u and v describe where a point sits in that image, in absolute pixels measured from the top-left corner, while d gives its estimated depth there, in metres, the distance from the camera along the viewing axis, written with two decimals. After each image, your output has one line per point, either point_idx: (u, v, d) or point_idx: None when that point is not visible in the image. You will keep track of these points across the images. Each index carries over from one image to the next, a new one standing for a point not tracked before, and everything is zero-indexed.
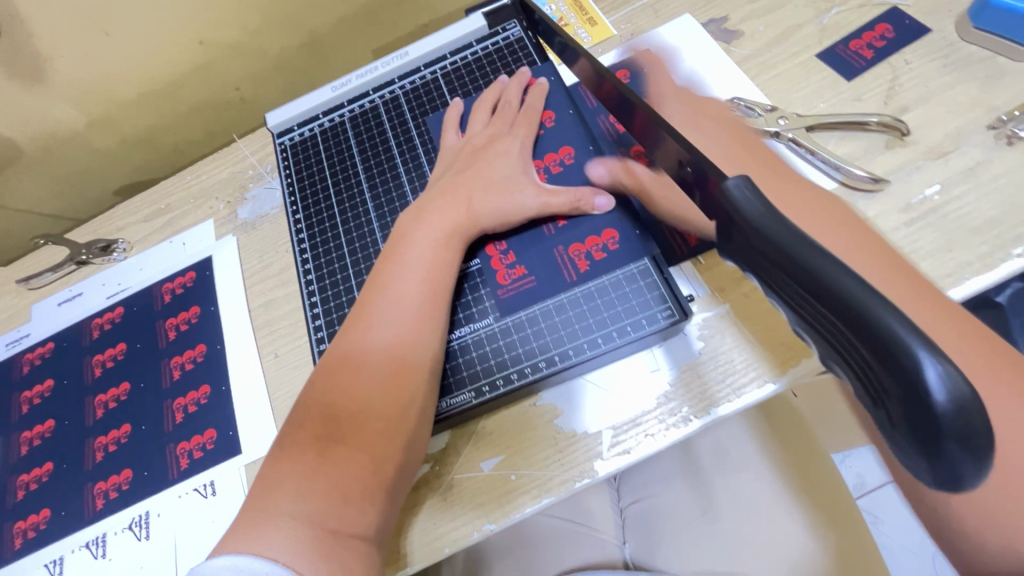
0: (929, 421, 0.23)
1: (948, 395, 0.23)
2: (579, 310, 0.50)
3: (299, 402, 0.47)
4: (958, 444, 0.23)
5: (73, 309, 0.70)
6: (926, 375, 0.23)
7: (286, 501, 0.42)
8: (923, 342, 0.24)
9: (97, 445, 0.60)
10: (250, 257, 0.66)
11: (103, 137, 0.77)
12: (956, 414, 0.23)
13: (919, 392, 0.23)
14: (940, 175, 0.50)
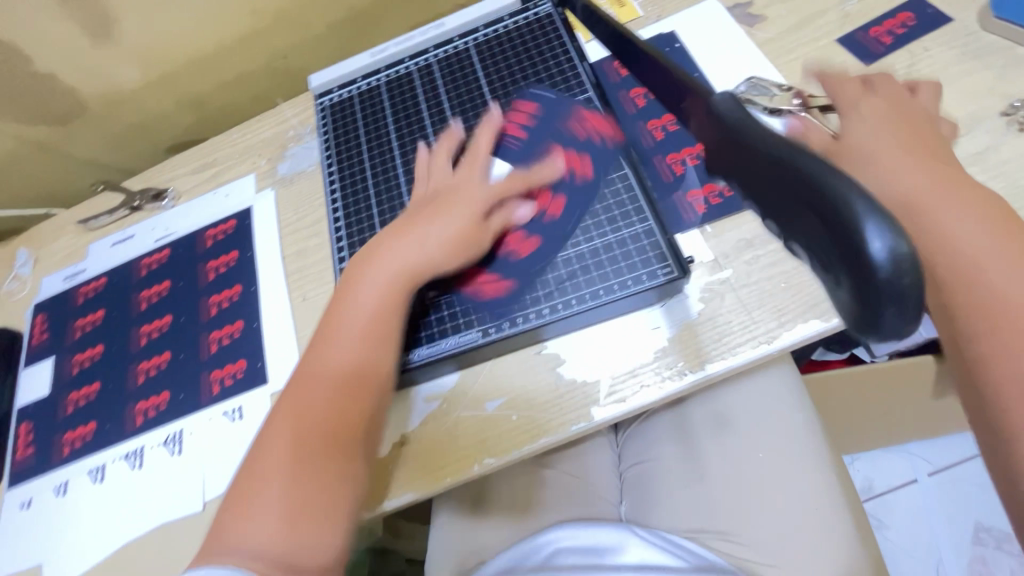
0: (870, 286, 0.24)
1: (888, 258, 0.23)
2: (560, 264, 0.53)
3: (287, 417, 0.48)
4: (897, 304, 0.24)
5: (125, 250, 0.76)
6: (870, 243, 0.23)
7: (263, 509, 0.44)
8: (874, 211, 0.24)
9: (139, 369, 0.66)
10: (287, 209, 0.71)
11: (159, 96, 0.84)
12: (892, 271, 0.23)
13: (863, 260, 0.24)
14: (949, 156, 0.52)
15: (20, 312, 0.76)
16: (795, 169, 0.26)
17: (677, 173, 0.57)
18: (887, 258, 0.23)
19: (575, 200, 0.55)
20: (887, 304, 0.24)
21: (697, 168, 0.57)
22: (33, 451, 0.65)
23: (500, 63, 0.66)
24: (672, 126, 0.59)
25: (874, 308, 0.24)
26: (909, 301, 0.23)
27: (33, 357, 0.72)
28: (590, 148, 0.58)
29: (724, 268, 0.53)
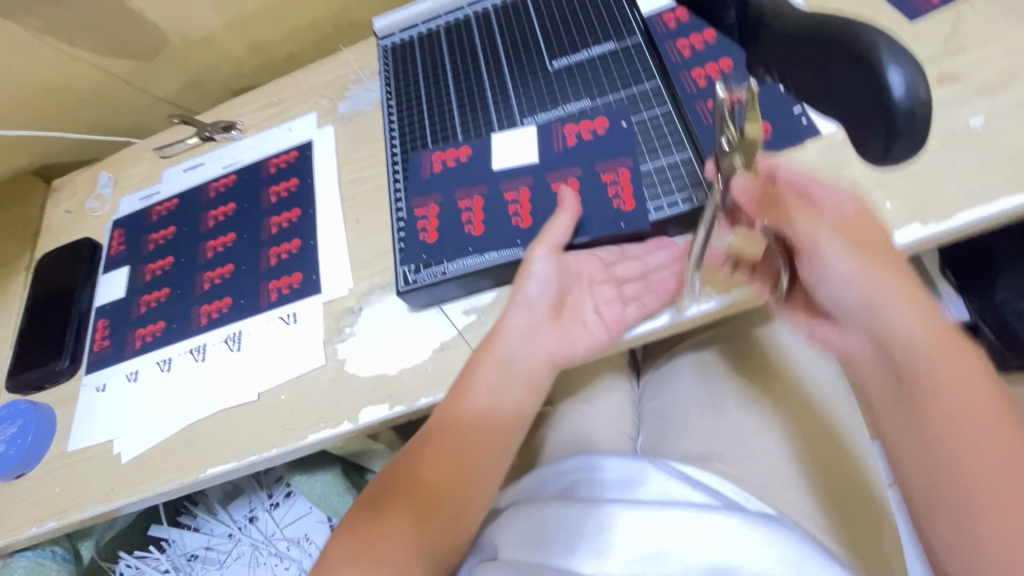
0: (886, 114, 0.30)
1: (902, 94, 0.29)
2: (593, 203, 0.56)
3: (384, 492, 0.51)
4: (907, 129, 0.30)
5: (195, 174, 0.83)
6: (891, 78, 0.29)
7: (465, 495, 0.52)
8: (892, 54, 0.29)
9: (205, 277, 0.73)
10: (344, 143, 0.76)
11: (232, 40, 0.90)
12: (904, 107, 0.29)
13: (885, 94, 0.29)
14: (986, 108, 0.53)
15: (101, 227, 0.84)
16: (820, 26, 0.31)
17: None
18: (905, 92, 0.29)
19: (604, 144, 0.58)
20: (904, 127, 0.30)
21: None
22: (110, 343, 0.73)
23: (553, 11, 0.69)
24: (718, 74, 0.61)
25: (892, 133, 0.30)
26: (919, 124, 0.30)
27: (110, 265, 0.79)
28: (634, 86, 0.61)
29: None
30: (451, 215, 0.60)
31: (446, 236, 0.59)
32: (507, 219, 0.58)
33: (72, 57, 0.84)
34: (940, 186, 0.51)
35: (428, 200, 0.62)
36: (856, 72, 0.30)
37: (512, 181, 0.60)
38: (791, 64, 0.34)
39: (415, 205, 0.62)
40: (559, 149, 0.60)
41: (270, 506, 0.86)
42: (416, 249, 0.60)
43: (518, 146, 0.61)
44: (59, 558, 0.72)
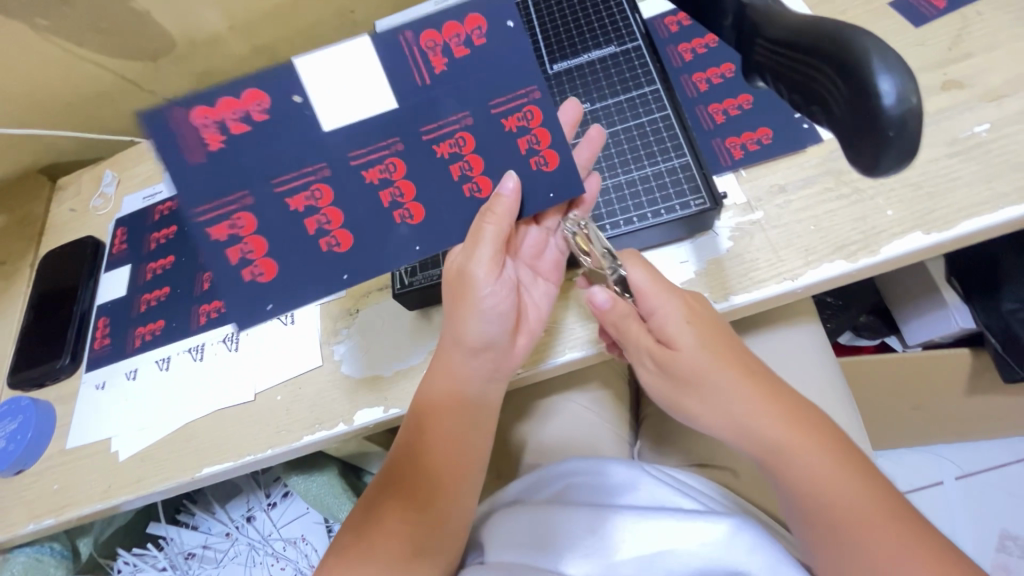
0: (875, 122, 0.30)
1: (893, 103, 0.29)
2: (501, 166, 0.48)
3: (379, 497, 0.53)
4: (896, 139, 0.30)
5: None
6: (881, 86, 0.29)
7: (443, 490, 0.53)
8: (883, 64, 0.29)
9: (204, 277, 0.73)
10: None
11: (236, 41, 0.91)
12: (896, 116, 0.29)
13: (876, 101, 0.29)
14: (992, 116, 0.52)
15: (104, 226, 0.85)
16: (813, 35, 0.31)
17: (718, 122, 0.59)
18: (894, 100, 0.29)
19: (498, 69, 0.45)
20: (892, 137, 0.29)
21: (735, 118, 0.59)
22: (109, 342, 0.73)
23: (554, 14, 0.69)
24: (717, 79, 0.61)
25: (879, 143, 0.30)
26: (908, 135, 0.29)
27: (112, 264, 0.80)
28: (634, 89, 0.60)
29: (754, 209, 0.55)
30: (286, 219, 0.46)
31: (289, 265, 0.48)
32: (386, 220, 0.48)
33: (77, 57, 0.85)
34: (943, 195, 0.51)
35: (238, 197, 0.45)
36: (847, 77, 0.30)
37: (365, 149, 0.45)
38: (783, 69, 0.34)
39: (207, 217, 0.45)
40: (424, 85, 0.44)
41: (268, 505, 0.87)
42: (272, 285, 0.48)
43: (336, 95, 0.43)
44: (58, 554, 0.72)
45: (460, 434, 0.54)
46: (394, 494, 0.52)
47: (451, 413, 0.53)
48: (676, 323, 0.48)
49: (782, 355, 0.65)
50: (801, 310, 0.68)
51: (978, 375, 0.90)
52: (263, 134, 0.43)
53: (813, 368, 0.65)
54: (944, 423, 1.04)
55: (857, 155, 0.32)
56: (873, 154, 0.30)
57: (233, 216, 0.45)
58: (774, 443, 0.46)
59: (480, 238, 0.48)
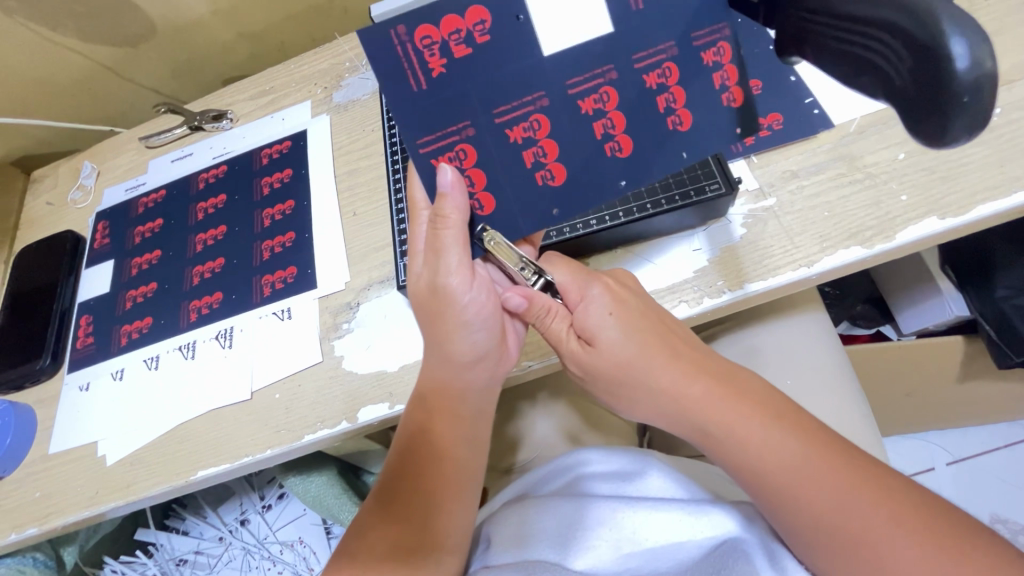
0: (943, 85, 0.28)
1: (969, 64, 0.27)
2: (705, 100, 0.45)
3: (369, 507, 0.53)
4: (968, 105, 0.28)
5: (184, 165, 0.80)
6: (954, 49, 0.28)
7: (445, 504, 0.52)
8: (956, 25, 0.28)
9: (194, 272, 0.70)
10: (340, 133, 0.74)
11: (220, 26, 0.87)
12: (972, 81, 0.28)
13: (943, 62, 0.28)
14: (1002, 100, 0.52)
15: (83, 219, 0.81)
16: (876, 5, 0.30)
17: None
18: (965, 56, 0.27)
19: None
20: (966, 102, 0.28)
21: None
22: (94, 341, 0.69)
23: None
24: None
25: (950, 110, 0.29)
26: (983, 101, 0.28)
27: (94, 259, 0.76)
28: None
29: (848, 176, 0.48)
30: (504, 152, 0.46)
31: (506, 202, 0.48)
32: (597, 159, 0.47)
33: (54, 43, 0.81)
34: (957, 180, 0.50)
35: (459, 128, 0.45)
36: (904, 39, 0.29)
37: (582, 77, 0.44)
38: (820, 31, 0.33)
39: (431, 151, 0.45)
40: (637, 10, 0.42)
41: (263, 507, 0.84)
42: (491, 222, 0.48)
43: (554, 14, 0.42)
44: (41, 565, 0.69)
45: (452, 444, 0.53)
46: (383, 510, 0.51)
47: (448, 417, 0.52)
48: (598, 316, 0.48)
49: (790, 343, 0.65)
50: (807, 298, 0.67)
51: (972, 361, 0.91)
52: (484, 63, 0.43)
53: (821, 355, 0.64)
54: (938, 409, 1.05)
55: (924, 125, 0.30)
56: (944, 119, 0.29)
57: (456, 147, 0.46)
58: (705, 425, 0.46)
59: (444, 243, 0.48)
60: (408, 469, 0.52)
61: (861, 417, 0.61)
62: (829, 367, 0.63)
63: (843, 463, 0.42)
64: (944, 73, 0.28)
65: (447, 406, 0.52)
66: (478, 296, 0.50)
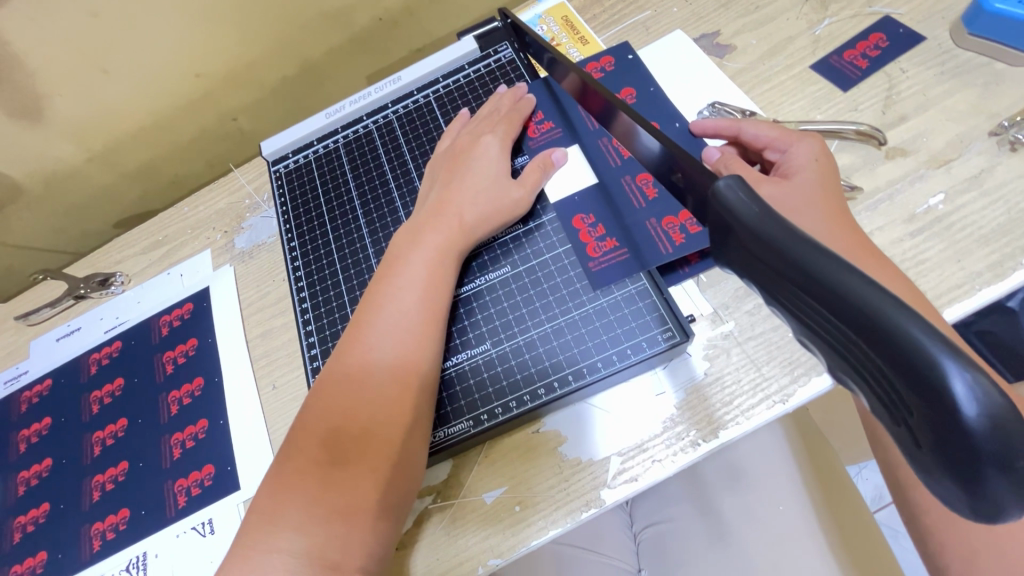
0: (949, 431, 0.19)
1: (981, 411, 0.19)
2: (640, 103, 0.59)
3: (315, 449, 0.42)
4: (1000, 475, 0.19)
5: (71, 344, 0.69)
6: (952, 387, 0.19)
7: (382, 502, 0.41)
8: (949, 347, 0.19)
9: (94, 484, 0.59)
10: (248, 287, 0.66)
11: (100, 172, 0.78)
12: (992, 433, 0.19)
13: (942, 410, 0.19)
14: (944, 184, 0.49)
15: None
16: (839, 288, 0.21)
17: (650, 197, 0.53)
18: (984, 416, 0.19)
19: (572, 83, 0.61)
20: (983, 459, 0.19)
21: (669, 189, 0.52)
22: None
23: (421, 130, 0.63)
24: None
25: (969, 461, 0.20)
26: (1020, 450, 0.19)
27: None
28: (566, 202, 0.55)
29: (879, 131, 0.52)
30: (626, 215, 0.53)
31: (652, 224, 0.51)
32: None
33: None
34: (918, 281, 0.46)
35: (599, 248, 0.52)
36: (901, 371, 0.20)
37: (606, 145, 0.56)
38: (799, 307, 0.23)
39: (596, 262, 0.51)
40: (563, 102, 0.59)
41: None
42: (620, 273, 0.50)
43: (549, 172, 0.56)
44: None
45: (334, 463, 0.41)
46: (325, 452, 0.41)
47: (372, 404, 0.43)
48: (802, 161, 0.44)
49: (763, 451, 0.63)
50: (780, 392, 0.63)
51: None
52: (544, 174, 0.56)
53: (800, 468, 0.62)
54: None
55: (936, 479, 0.21)
56: (965, 471, 0.20)
57: (605, 251, 0.52)
58: None
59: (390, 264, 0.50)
60: (302, 421, 0.44)
61: (852, 523, 0.58)
62: (826, 468, 0.62)
63: None
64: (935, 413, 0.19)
65: (378, 389, 0.44)
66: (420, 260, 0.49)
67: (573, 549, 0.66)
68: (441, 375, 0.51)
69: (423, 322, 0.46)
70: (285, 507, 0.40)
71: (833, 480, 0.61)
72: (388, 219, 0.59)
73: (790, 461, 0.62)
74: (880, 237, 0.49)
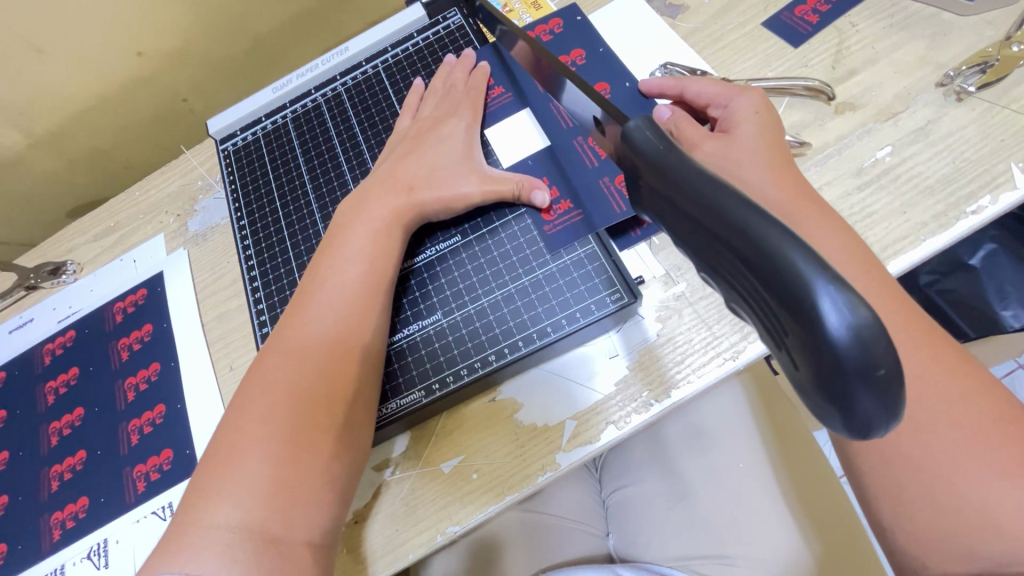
0: (813, 346, 0.20)
1: (846, 323, 0.19)
2: (590, 65, 0.58)
3: (257, 417, 0.42)
4: (864, 388, 0.20)
5: (24, 336, 0.67)
6: (818, 300, 0.19)
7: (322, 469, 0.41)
8: (818, 263, 0.20)
9: (52, 474, 0.58)
10: (202, 270, 0.64)
11: (46, 159, 0.75)
12: (855, 345, 0.19)
13: (808, 325, 0.20)
14: (891, 137, 0.49)
15: None
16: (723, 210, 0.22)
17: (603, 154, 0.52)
18: (848, 326, 0.19)
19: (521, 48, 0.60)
20: (848, 374, 0.19)
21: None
22: None
23: (371, 102, 0.62)
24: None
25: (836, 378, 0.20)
26: (886, 363, 0.19)
27: None
28: (517, 168, 0.54)
29: (828, 86, 0.51)
30: (578, 177, 0.52)
31: (605, 184, 0.51)
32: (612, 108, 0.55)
33: None
34: (865, 234, 0.47)
35: (552, 211, 0.51)
36: (773, 290, 0.21)
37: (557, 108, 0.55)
38: (696, 240, 0.24)
39: (550, 226, 0.51)
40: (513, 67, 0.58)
41: None
42: (570, 237, 0.50)
43: (502, 141, 0.55)
44: None
45: (273, 436, 0.41)
46: (266, 420, 0.42)
47: (312, 376, 0.43)
48: (744, 112, 0.44)
49: (724, 411, 0.64)
50: None
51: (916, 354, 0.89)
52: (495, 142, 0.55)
53: (761, 426, 0.63)
54: None
55: (815, 404, 0.22)
56: (836, 391, 0.20)
57: (559, 214, 0.51)
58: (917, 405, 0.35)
59: (337, 236, 0.50)
60: (240, 399, 0.44)
61: (806, 475, 0.60)
62: (785, 424, 0.64)
63: (975, 389, 0.36)
64: (800, 326, 0.20)
65: (317, 363, 0.44)
66: (364, 231, 0.49)
67: (543, 516, 0.66)
68: (394, 348, 0.50)
69: (362, 295, 0.47)
70: (222, 483, 0.40)
71: (792, 436, 0.63)
72: (339, 194, 0.58)
73: (748, 419, 0.64)
74: (829, 192, 0.49)
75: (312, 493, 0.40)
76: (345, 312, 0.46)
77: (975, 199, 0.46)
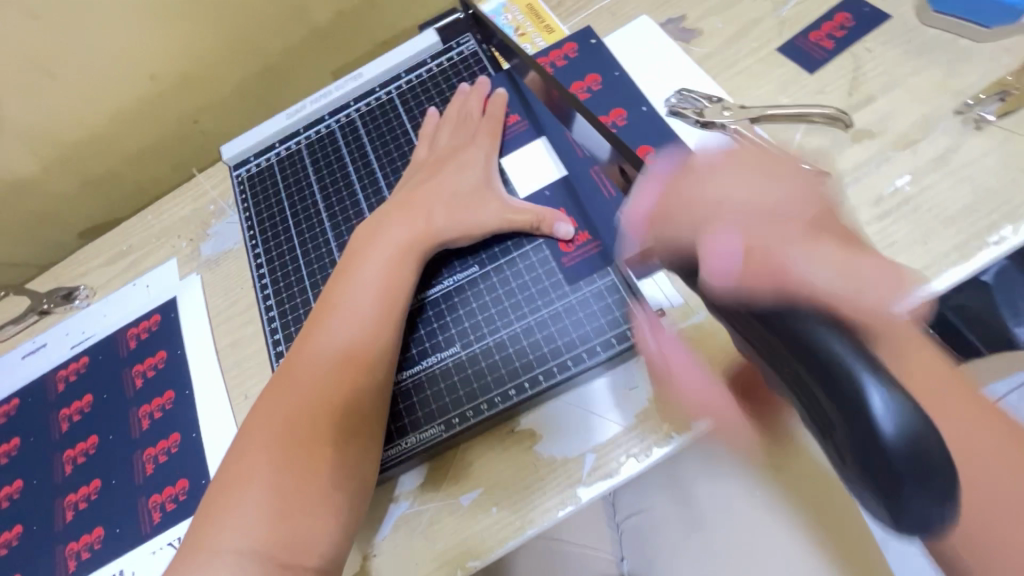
0: (879, 447, 0.27)
1: (895, 426, 0.27)
2: (606, 91, 0.58)
3: (275, 451, 0.42)
4: (911, 477, 0.27)
5: (37, 362, 0.67)
6: (872, 401, 0.28)
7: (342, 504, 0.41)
8: (870, 370, 0.28)
9: (67, 503, 0.58)
10: (216, 296, 0.64)
11: (58, 181, 0.75)
12: (906, 443, 0.27)
13: (872, 429, 0.28)
14: (910, 165, 0.49)
15: None
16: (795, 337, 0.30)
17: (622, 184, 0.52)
18: (897, 426, 0.27)
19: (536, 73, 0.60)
20: (905, 470, 0.27)
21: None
22: None
23: (385, 128, 0.62)
24: (612, 128, 0.56)
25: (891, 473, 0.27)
26: (926, 461, 0.27)
27: None
28: (534, 198, 0.54)
29: (844, 114, 0.51)
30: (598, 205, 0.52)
31: (625, 214, 0.52)
32: (629, 136, 0.56)
33: None
34: None
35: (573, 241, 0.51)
36: (824, 391, 0.29)
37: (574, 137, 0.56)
38: (751, 343, 0.34)
39: (570, 256, 0.51)
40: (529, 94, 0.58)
41: None
42: (591, 268, 0.50)
43: (518, 169, 0.55)
44: None
45: (291, 473, 0.41)
46: (284, 454, 0.41)
47: (327, 411, 0.43)
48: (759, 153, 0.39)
49: None
50: None
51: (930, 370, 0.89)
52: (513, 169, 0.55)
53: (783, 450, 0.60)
54: None
55: (856, 483, 0.30)
56: (892, 489, 0.27)
57: (579, 244, 0.51)
58: None
59: (350, 265, 0.50)
60: (251, 432, 0.43)
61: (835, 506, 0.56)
62: None
63: None
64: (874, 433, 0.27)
65: (334, 396, 0.44)
66: (380, 262, 0.49)
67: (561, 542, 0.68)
68: (412, 379, 0.50)
69: (378, 328, 0.47)
70: (241, 521, 0.39)
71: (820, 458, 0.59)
72: (354, 221, 0.58)
73: None
74: None
75: (328, 531, 0.40)
76: (361, 344, 0.46)
77: (997, 229, 0.45)
